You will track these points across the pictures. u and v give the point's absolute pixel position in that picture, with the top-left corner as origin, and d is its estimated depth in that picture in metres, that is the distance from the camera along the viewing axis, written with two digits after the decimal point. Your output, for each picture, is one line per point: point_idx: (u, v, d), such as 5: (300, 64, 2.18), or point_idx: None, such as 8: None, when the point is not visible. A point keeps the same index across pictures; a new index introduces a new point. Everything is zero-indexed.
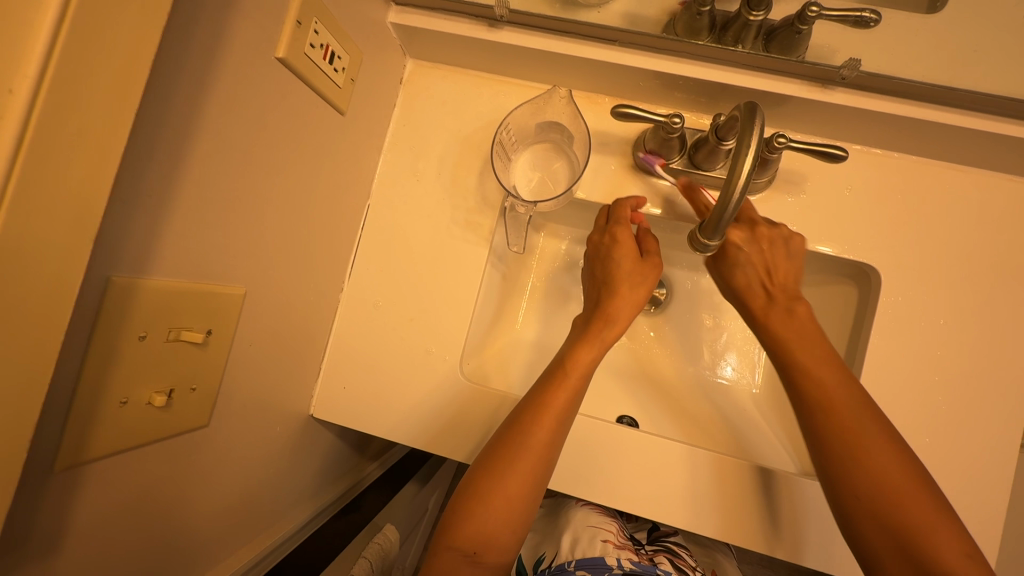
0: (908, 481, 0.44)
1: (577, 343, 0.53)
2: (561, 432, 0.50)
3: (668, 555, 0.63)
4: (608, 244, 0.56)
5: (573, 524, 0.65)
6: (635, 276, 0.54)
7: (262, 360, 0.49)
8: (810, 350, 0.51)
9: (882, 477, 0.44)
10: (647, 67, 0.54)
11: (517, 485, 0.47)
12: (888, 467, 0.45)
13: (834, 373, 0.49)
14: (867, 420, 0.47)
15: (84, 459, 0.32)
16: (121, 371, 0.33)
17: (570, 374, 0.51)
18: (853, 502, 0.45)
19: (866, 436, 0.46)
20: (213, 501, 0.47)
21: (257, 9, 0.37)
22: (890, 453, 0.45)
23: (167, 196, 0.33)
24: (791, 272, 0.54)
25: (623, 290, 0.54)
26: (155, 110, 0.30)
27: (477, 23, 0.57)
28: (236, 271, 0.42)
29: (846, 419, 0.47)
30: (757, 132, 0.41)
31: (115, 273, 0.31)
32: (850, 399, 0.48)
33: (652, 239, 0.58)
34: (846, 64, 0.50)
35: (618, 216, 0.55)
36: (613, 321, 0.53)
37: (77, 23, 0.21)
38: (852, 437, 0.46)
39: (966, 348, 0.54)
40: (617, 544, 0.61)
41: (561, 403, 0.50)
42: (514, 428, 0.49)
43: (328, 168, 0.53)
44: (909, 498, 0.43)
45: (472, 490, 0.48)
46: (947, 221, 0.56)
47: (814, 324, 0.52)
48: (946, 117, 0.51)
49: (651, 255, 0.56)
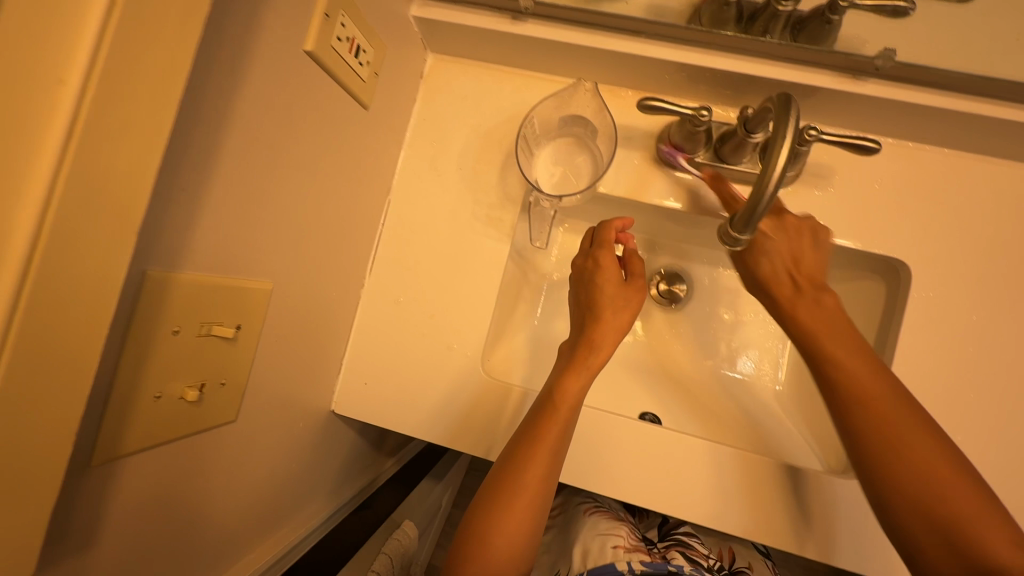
0: (962, 489, 0.43)
1: (564, 372, 0.53)
2: (557, 461, 0.50)
3: (681, 548, 0.63)
4: (591, 268, 0.58)
5: (582, 536, 0.64)
6: (618, 300, 0.55)
7: (285, 356, 0.49)
8: (843, 341, 0.49)
9: (938, 487, 0.43)
10: (672, 59, 0.54)
11: (517, 521, 0.47)
12: (942, 474, 0.43)
13: (868, 366, 0.48)
14: (908, 425, 0.45)
15: (120, 454, 0.32)
16: (156, 365, 0.33)
17: (560, 404, 0.51)
18: (911, 514, 0.43)
19: (911, 442, 0.44)
20: (237, 497, 0.47)
21: (288, 2, 0.37)
22: (938, 458, 0.44)
23: (200, 190, 0.33)
24: (817, 261, 0.53)
25: (608, 315, 0.55)
26: (190, 102, 0.30)
27: (500, 16, 0.56)
28: (262, 266, 0.42)
29: (884, 413, 0.46)
30: (792, 125, 0.40)
31: (150, 267, 0.31)
32: (889, 399, 0.46)
33: (637, 261, 0.60)
34: (880, 54, 0.49)
35: (601, 240, 0.57)
36: (597, 346, 0.54)
37: (125, 11, 0.20)
38: (896, 440, 0.45)
39: (997, 344, 0.53)
40: (629, 548, 0.60)
41: (553, 434, 0.49)
42: (510, 464, 0.49)
43: (352, 163, 0.52)
44: (966, 502, 0.42)
45: (475, 529, 0.48)
46: (978, 215, 0.54)
47: (844, 319, 0.50)
48: (981, 109, 0.50)
49: (636, 278, 0.58)
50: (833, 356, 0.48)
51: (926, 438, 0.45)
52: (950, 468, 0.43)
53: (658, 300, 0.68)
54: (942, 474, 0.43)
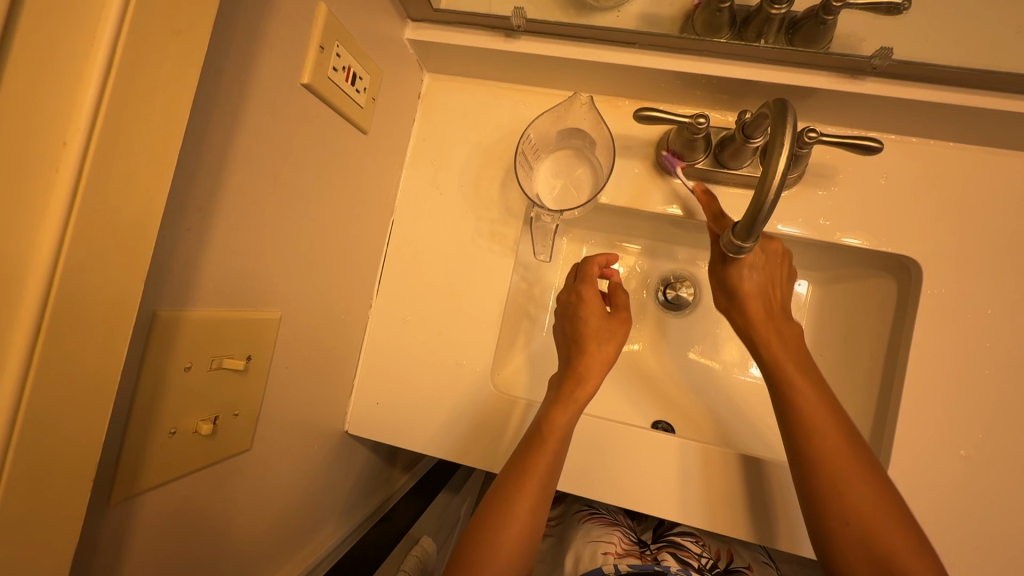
0: (867, 489, 0.46)
1: (552, 404, 0.54)
2: (546, 491, 0.51)
3: (671, 549, 0.64)
4: (575, 302, 0.60)
5: (575, 543, 0.65)
6: (601, 332, 0.57)
7: (297, 381, 0.50)
8: (790, 352, 0.53)
9: (843, 485, 0.46)
10: (668, 68, 0.53)
11: (507, 553, 0.47)
12: (851, 479, 0.47)
13: (807, 376, 0.52)
14: (826, 424, 0.49)
15: (137, 490, 0.32)
16: (169, 402, 0.33)
17: (548, 437, 0.52)
18: (821, 509, 0.47)
19: (829, 446, 0.48)
20: (257, 522, 0.48)
21: (282, 37, 0.37)
22: (850, 461, 0.47)
23: (204, 230, 0.34)
24: (783, 291, 0.56)
25: (593, 348, 0.57)
26: (191, 147, 0.31)
27: (493, 34, 0.56)
28: (269, 297, 0.43)
29: (813, 422, 0.50)
30: (790, 129, 0.39)
31: (160, 307, 0.31)
32: (823, 408, 0.50)
33: (622, 292, 0.62)
34: (876, 54, 0.49)
35: (583, 275, 0.60)
36: (584, 378, 0.55)
37: (123, 70, 0.21)
38: (823, 445, 0.48)
39: (1013, 338, 0.52)
40: (619, 554, 0.61)
41: (542, 466, 0.50)
42: (500, 495, 0.50)
43: (353, 187, 0.53)
44: (872, 502, 0.45)
45: (462, 558, 0.48)
46: (989, 208, 0.53)
47: (797, 335, 0.54)
48: (987, 102, 0.48)
49: (621, 310, 0.60)
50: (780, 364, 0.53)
51: (847, 450, 0.48)
52: (855, 462, 0.47)
53: (663, 307, 0.68)
54: (851, 474, 0.47)
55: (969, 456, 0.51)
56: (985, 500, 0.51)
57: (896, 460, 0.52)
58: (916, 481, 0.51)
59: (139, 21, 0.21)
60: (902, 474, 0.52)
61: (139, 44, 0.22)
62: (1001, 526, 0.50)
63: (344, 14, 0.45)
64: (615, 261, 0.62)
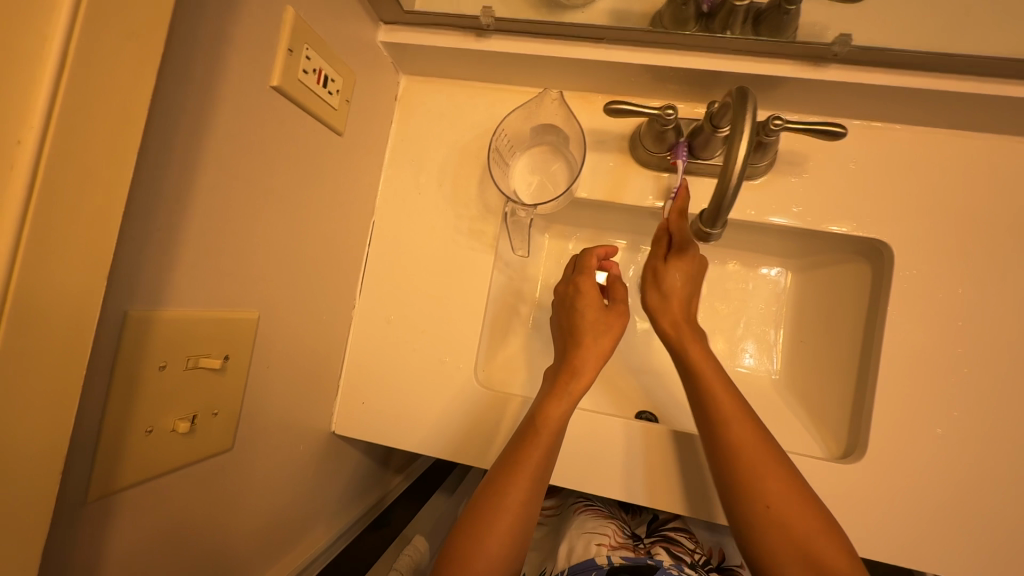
0: (781, 481, 0.47)
1: (547, 397, 0.55)
2: (538, 484, 0.51)
3: (665, 544, 0.65)
4: (573, 294, 0.60)
5: (570, 533, 0.66)
6: (598, 326, 0.58)
7: (277, 382, 0.50)
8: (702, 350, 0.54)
9: (755, 478, 0.48)
10: (636, 61, 0.54)
11: (495, 544, 0.47)
12: (769, 472, 0.48)
13: (716, 371, 0.53)
14: (739, 418, 0.50)
15: (115, 489, 0.33)
16: (143, 400, 0.34)
17: (541, 430, 0.52)
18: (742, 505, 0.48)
19: (744, 441, 0.49)
20: (242, 523, 0.48)
21: (248, 40, 0.38)
22: (765, 455, 0.49)
23: (174, 231, 0.34)
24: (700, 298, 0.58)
25: (590, 340, 0.57)
26: (157, 150, 0.32)
27: (464, 34, 0.57)
28: (245, 297, 0.43)
29: (726, 416, 0.51)
30: (749, 116, 0.40)
31: (131, 307, 0.32)
32: (730, 402, 0.51)
33: (620, 285, 0.63)
34: (836, 41, 0.50)
35: (581, 267, 0.60)
36: (579, 371, 0.56)
37: (75, 73, 0.22)
38: (738, 438, 0.49)
39: (983, 316, 0.53)
40: (612, 546, 0.61)
41: (534, 459, 0.51)
42: (490, 487, 0.51)
43: (330, 188, 0.53)
44: (786, 495, 0.46)
45: (453, 548, 0.48)
46: (956, 188, 0.54)
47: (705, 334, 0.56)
48: (950, 85, 0.49)
49: (618, 302, 0.61)
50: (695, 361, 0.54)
51: (760, 442, 0.49)
52: (769, 456, 0.49)
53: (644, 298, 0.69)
54: (762, 466, 0.48)
55: (944, 434, 0.52)
56: (961, 476, 0.51)
57: (875, 440, 0.53)
58: (895, 460, 0.52)
59: (90, 27, 0.22)
60: (879, 454, 0.52)
61: (91, 47, 0.22)
62: (979, 502, 0.51)
63: (313, 18, 0.45)
64: (613, 254, 0.63)
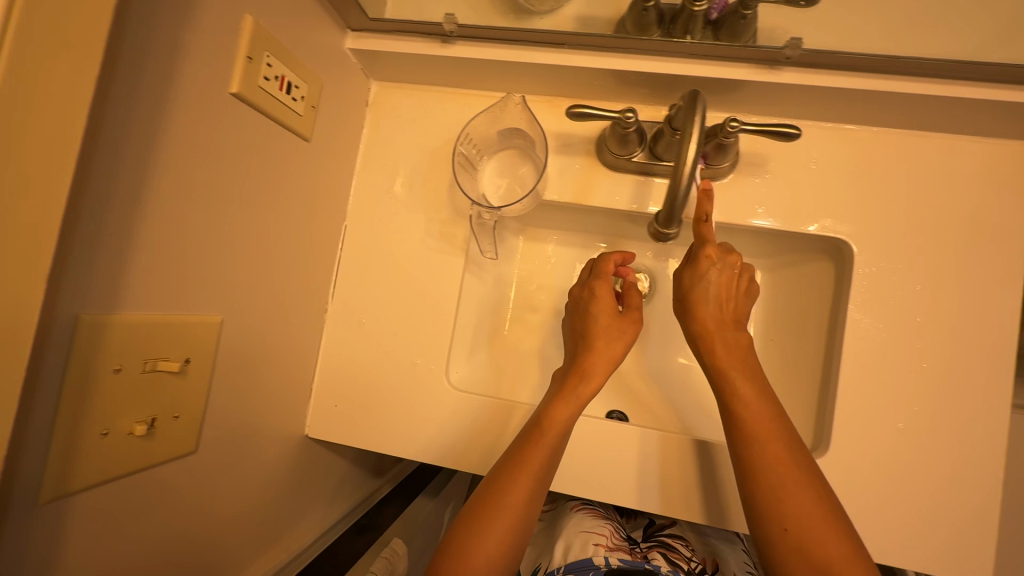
0: (808, 495, 0.46)
1: (555, 399, 0.56)
2: (541, 485, 0.52)
3: (662, 550, 0.65)
4: (587, 297, 0.61)
5: (567, 530, 0.66)
6: (610, 331, 0.59)
7: (244, 385, 0.51)
8: (739, 361, 0.53)
9: (762, 450, 0.49)
10: (598, 66, 0.55)
11: (494, 542, 0.48)
12: (792, 485, 0.47)
13: (754, 383, 0.52)
14: (771, 427, 0.50)
15: (69, 491, 0.33)
16: (98, 404, 0.34)
17: (547, 431, 0.53)
18: (760, 515, 0.47)
19: (770, 452, 0.48)
20: (211, 526, 0.49)
21: (204, 48, 0.39)
22: (790, 467, 0.48)
23: (128, 236, 0.35)
24: (741, 303, 0.57)
25: (600, 344, 0.59)
26: (107, 156, 0.32)
27: (430, 40, 0.58)
28: (207, 301, 0.44)
29: (758, 426, 0.50)
30: (698, 118, 0.41)
31: (83, 311, 0.33)
32: (767, 414, 0.50)
33: (634, 292, 0.64)
34: (788, 44, 0.51)
35: (599, 272, 0.61)
36: (588, 375, 0.57)
37: (6, 80, 0.22)
38: (767, 448, 0.49)
39: (942, 312, 0.54)
40: (610, 546, 0.62)
41: (538, 459, 0.52)
42: (492, 486, 0.51)
43: (298, 192, 0.54)
44: (802, 502, 0.46)
45: (451, 545, 0.48)
46: (913, 188, 0.55)
47: (744, 342, 0.55)
48: (901, 86, 0.50)
49: (632, 310, 0.61)
50: (726, 370, 0.53)
51: (789, 454, 0.48)
52: (797, 468, 0.48)
53: None
54: (787, 474, 0.47)
55: (905, 429, 0.53)
56: (921, 470, 0.52)
57: (838, 436, 0.54)
58: (857, 455, 0.53)
59: (22, 36, 0.23)
60: (841, 449, 0.53)
61: (22, 54, 0.23)
62: (939, 494, 0.52)
63: (274, 26, 0.46)
64: (629, 260, 0.64)
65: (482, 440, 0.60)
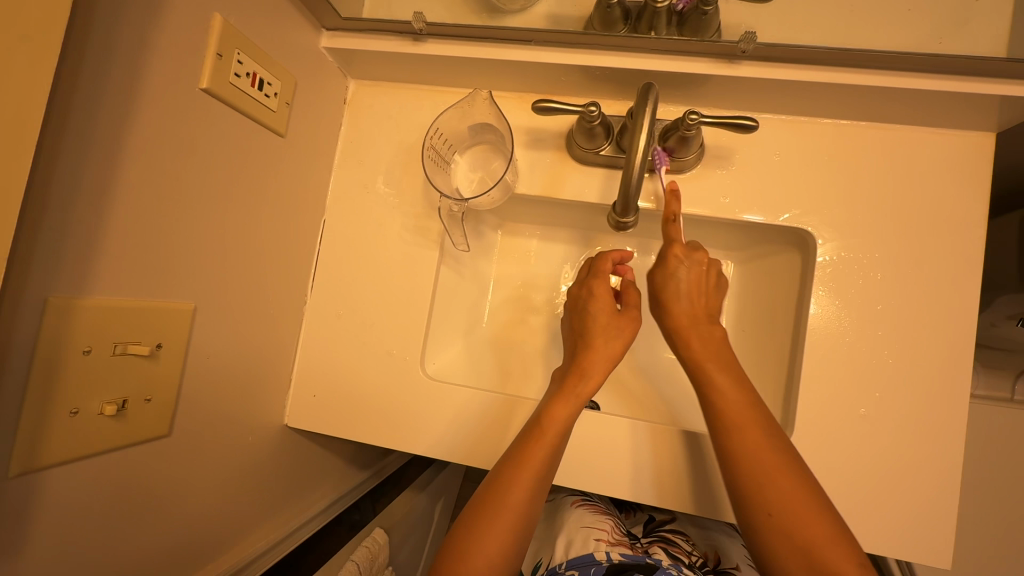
0: (793, 488, 0.46)
1: (555, 398, 0.56)
2: (542, 484, 0.53)
3: (663, 545, 0.65)
4: (586, 296, 0.63)
5: (569, 526, 0.67)
6: (608, 329, 0.60)
7: (220, 373, 0.52)
8: (713, 354, 0.54)
9: (741, 442, 0.49)
10: (563, 62, 0.57)
11: (496, 542, 0.49)
12: (773, 477, 0.47)
13: (730, 376, 0.53)
14: (748, 418, 0.50)
15: (38, 466, 0.35)
16: (68, 383, 0.36)
17: (546, 430, 0.54)
18: (746, 508, 0.48)
19: (751, 445, 0.49)
20: (187, 508, 0.50)
21: (172, 45, 0.40)
22: (774, 460, 0.47)
23: (97, 224, 0.37)
24: (715, 299, 0.58)
25: (598, 342, 0.59)
26: (75, 147, 0.34)
27: (401, 39, 0.60)
28: (180, 290, 0.46)
29: (737, 418, 0.50)
30: (649, 108, 0.42)
31: (52, 294, 0.34)
32: (748, 410, 0.50)
33: (633, 290, 0.65)
34: (743, 38, 0.52)
35: (595, 271, 0.63)
36: (587, 373, 0.58)
37: None
38: (746, 439, 0.49)
39: (905, 299, 0.55)
40: (610, 541, 0.62)
41: (538, 459, 0.52)
42: (493, 486, 0.52)
43: (273, 186, 0.56)
44: (796, 503, 0.45)
45: (456, 544, 0.49)
46: (874, 179, 0.56)
47: (719, 335, 0.56)
48: (857, 78, 0.51)
49: (630, 308, 0.62)
50: (704, 364, 0.54)
51: (770, 447, 0.48)
52: (779, 459, 0.48)
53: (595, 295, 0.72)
54: (779, 477, 0.47)
55: (868, 415, 0.54)
56: (884, 455, 0.53)
57: (801, 422, 0.55)
58: (821, 441, 0.54)
59: None
60: (804, 435, 0.54)
61: None
62: (901, 479, 0.53)
63: (244, 25, 0.48)
64: (628, 259, 0.66)
65: (456, 428, 0.61)
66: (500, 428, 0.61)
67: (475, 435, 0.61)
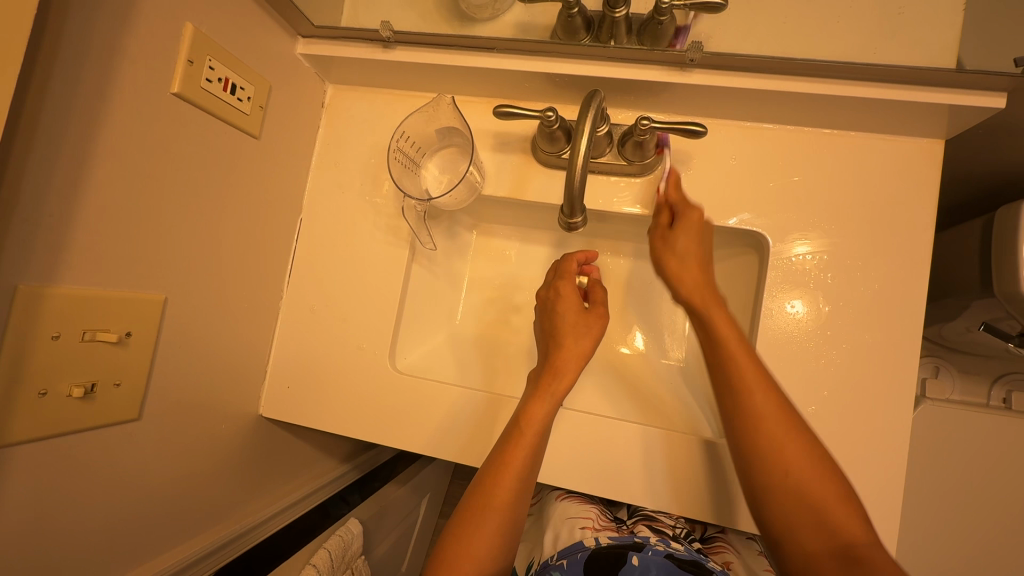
0: (805, 455, 0.48)
1: (531, 397, 0.58)
2: (528, 480, 0.55)
3: (647, 522, 0.67)
4: (553, 297, 0.65)
5: (555, 521, 0.68)
6: (578, 327, 0.61)
7: (192, 361, 0.55)
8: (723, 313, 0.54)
9: (756, 399, 0.50)
10: (524, 68, 0.59)
11: (488, 538, 0.52)
12: (791, 445, 0.48)
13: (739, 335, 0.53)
14: (760, 379, 0.50)
15: (7, 441, 0.37)
16: (37, 364, 0.38)
17: (526, 429, 0.56)
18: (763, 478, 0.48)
19: (765, 407, 0.49)
20: (158, 490, 0.53)
21: (143, 52, 0.43)
22: (787, 428, 0.49)
23: (66, 217, 0.39)
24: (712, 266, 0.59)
25: (570, 341, 0.61)
26: (44, 146, 0.37)
27: (372, 46, 0.62)
28: (150, 281, 0.48)
29: (749, 378, 0.51)
30: (591, 116, 0.45)
31: (21, 282, 0.37)
32: (755, 369, 0.51)
33: (600, 289, 0.67)
34: (690, 47, 0.54)
35: (560, 272, 0.65)
36: (559, 374, 0.59)
37: None
38: (759, 403, 0.50)
39: (854, 299, 0.56)
40: (597, 528, 0.63)
41: (521, 458, 0.54)
42: (480, 488, 0.54)
43: (247, 184, 0.59)
44: (811, 466, 0.47)
45: (451, 544, 0.52)
46: (826, 181, 0.58)
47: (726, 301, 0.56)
48: (802, 85, 0.53)
49: (597, 306, 0.64)
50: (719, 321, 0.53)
51: (782, 410, 0.49)
52: (789, 420, 0.49)
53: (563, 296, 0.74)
54: (794, 438, 0.48)
55: (817, 410, 0.55)
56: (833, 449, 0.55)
57: None
58: None
59: None
60: None
61: None
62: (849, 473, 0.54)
63: (216, 32, 0.51)
64: (596, 258, 0.69)
65: (422, 420, 0.64)
66: (461, 421, 0.63)
67: (439, 428, 0.63)
